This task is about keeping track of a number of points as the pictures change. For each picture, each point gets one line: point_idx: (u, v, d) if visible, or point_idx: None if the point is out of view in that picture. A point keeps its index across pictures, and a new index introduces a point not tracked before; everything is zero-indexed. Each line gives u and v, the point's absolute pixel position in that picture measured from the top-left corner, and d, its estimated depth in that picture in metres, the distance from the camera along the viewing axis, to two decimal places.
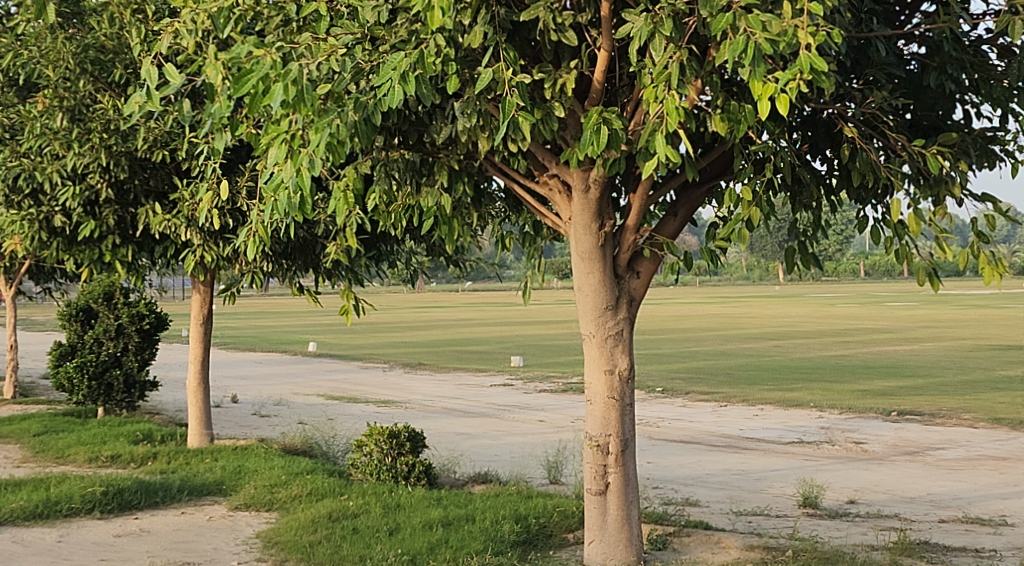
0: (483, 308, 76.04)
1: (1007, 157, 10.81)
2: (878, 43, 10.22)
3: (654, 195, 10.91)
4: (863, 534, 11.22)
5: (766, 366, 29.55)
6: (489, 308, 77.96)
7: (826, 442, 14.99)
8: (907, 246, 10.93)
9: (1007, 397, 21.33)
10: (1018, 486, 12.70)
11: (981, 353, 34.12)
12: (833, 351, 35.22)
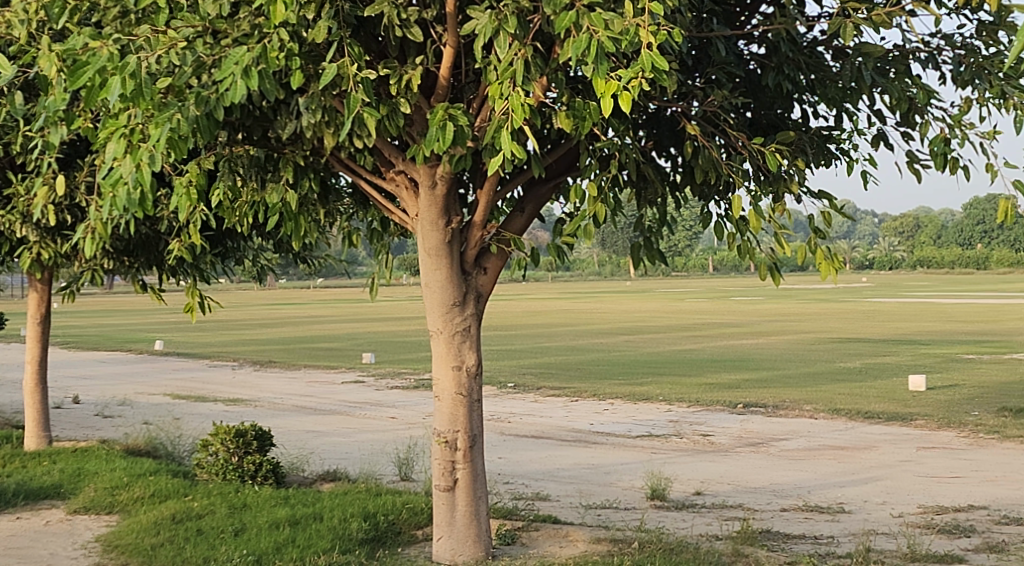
0: (342, 306, 75.25)
1: (842, 156, 11.16)
2: (719, 42, 10.41)
3: (501, 191, 10.98)
4: (707, 524, 11.45)
5: (617, 361, 29.97)
6: (349, 305, 77.21)
7: (674, 435, 15.25)
8: (749, 242, 11.10)
9: (846, 388, 22.05)
10: (856, 474, 13.10)
11: (822, 346, 35.28)
12: (685, 345, 35.88)
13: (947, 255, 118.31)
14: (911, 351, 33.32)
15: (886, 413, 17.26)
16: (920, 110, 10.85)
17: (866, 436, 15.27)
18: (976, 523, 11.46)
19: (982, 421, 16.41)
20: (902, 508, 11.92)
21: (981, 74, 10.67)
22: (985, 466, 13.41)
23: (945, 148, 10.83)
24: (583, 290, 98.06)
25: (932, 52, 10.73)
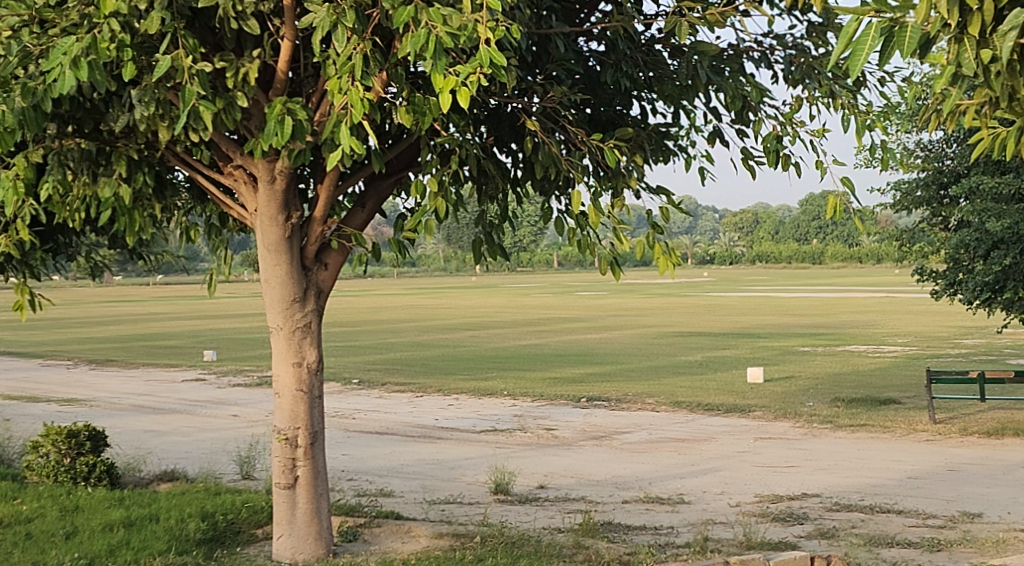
0: (190, 303, 73.55)
1: (679, 152, 11.36)
2: (557, 39, 10.51)
3: (341, 186, 10.91)
4: (550, 517, 11.55)
5: (465, 356, 30.08)
6: (198, 302, 75.62)
7: (519, 429, 15.35)
8: (589, 237, 11.20)
9: (687, 381, 22.48)
10: (695, 465, 13.36)
11: (666, 340, 35.98)
12: (533, 340, 36.17)
13: (797, 251, 121.37)
14: (750, 344, 34.19)
15: (725, 405, 17.65)
16: (754, 108, 11.11)
17: (705, 427, 15.60)
18: (809, 511, 11.81)
19: (816, 411, 16.91)
20: (739, 497, 12.19)
21: (810, 74, 11.00)
22: (818, 455, 13.82)
23: (777, 145, 11.12)
24: (441, 288, 97.85)
25: (765, 52, 11.04)
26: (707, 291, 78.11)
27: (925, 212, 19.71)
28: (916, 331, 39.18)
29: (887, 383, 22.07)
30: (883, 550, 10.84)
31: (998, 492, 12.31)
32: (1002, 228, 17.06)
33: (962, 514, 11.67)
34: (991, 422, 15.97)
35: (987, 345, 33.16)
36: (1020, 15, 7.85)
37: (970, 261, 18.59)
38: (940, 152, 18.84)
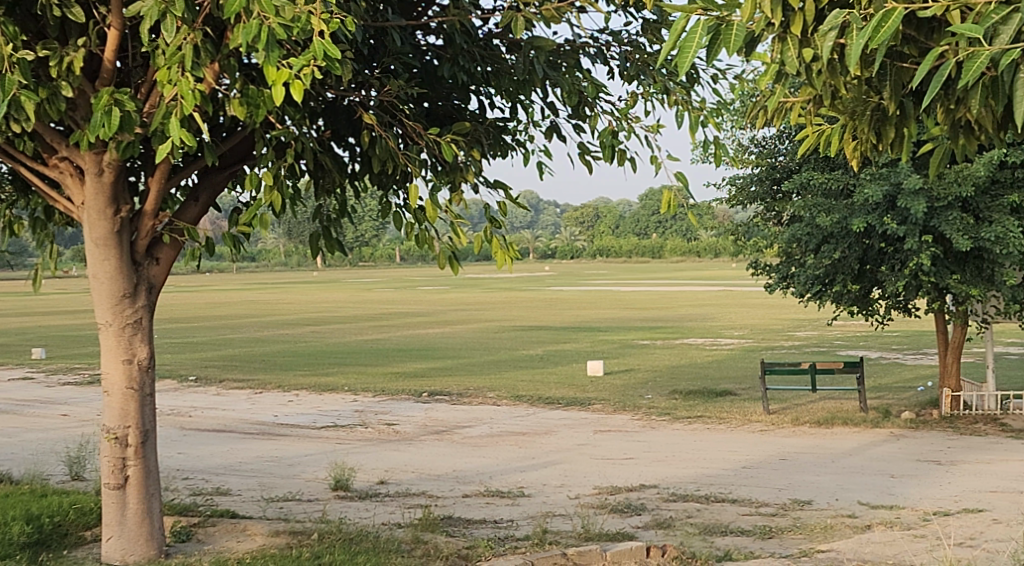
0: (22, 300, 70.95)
1: (517, 147, 11.44)
2: (394, 33, 10.45)
3: (173, 179, 10.68)
4: (390, 512, 11.50)
5: (307, 351, 29.78)
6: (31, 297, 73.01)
7: (359, 425, 15.26)
8: (427, 231, 11.13)
9: (527, 375, 22.65)
10: (535, 458, 13.45)
11: (507, 334, 36.21)
12: (377, 335, 36.04)
13: (649, 245, 123.50)
14: (590, 337, 34.63)
15: (565, 398, 17.83)
16: (590, 103, 11.24)
17: (544, 421, 15.72)
18: (646, 501, 11.99)
19: (654, 403, 17.19)
20: (578, 489, 12.31)
21: (646, 70, 11.16)
22: (655, 446, 14.04)
23: (613, 140, 11.27)
24: (296, 282, 96.73)
25: (600, 48, 11.16)
26: (551, 285, 78.70)
27: (760, 208, 20.36)
28: (751, 324, 40.18)
29: (723, 375, 22.59)
30: (717, 539, 11.09)
31: (826, 479, 12.67)
32: (832, 223, 17.63)
33: (793, 502, 11.99)
34: (821, 412, 16.46)
35: (817, 337, 34.23)
36: (840, 15, 8.05)
37: (801, 256, 19.14)
38: (773, 148, 19.68)
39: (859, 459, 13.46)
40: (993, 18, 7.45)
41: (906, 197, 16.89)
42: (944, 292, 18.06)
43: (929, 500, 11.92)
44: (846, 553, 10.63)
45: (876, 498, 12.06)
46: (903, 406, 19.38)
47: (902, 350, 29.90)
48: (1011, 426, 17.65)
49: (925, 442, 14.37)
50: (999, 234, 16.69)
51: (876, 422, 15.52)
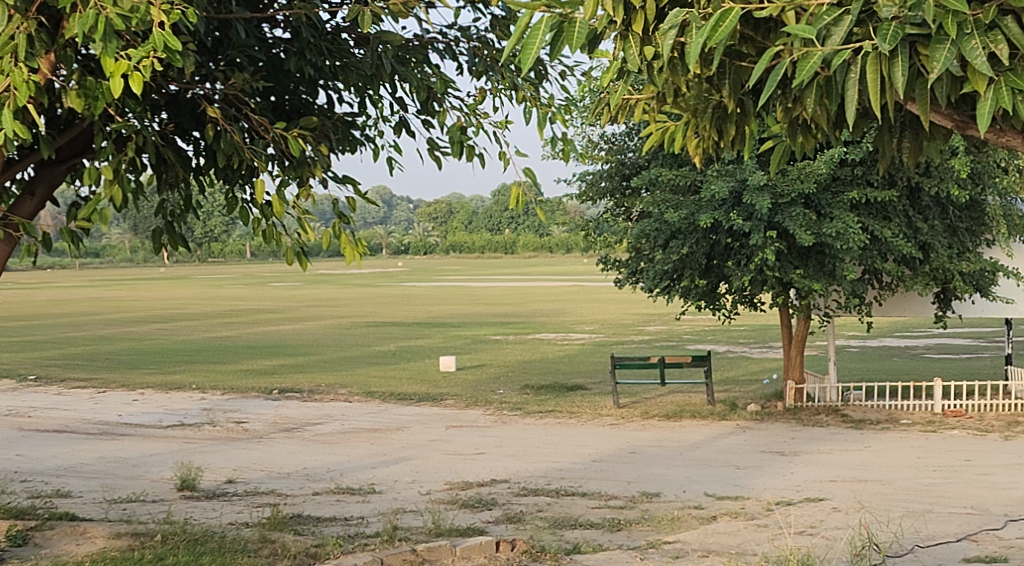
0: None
1: (366, 142, 11.37)
2: (238, 25, 10.25)
3: (8, 172, 10.33)
4: (237, 512, 11.34)
5: (154, 350, 29.13)
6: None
7: (207, 423, 15.03)
8: (275, 227, 10.93)
9: (379, 371, 22.57)
10: (387, 455, 13.41)
11: (358, 330, 35.97)
12: (227, 332, 35.49)
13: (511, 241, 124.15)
14: (443, 333, 34.68)
15: (417, 394, 17.81)
16: (438, 99, 11.22)
17: (397, 417, 15.68)
18: (497, 496, 12.03)
19: (506, 398, 17.29)
20: (430, 485, 12.30)
21: (494, 67, 11.20)
22: (507, 441, 14.12)
23: (461, 136, 11.28)
24: (151, 278, 94.36)
25: (448, 43, 11.15)
26: (400, 281, 78.52)
27: (609, 204, 20.62)
28: (603, 318, 40.70)
29: (574, 370, 22.82)
30: (567, 532, 11.18)
31: (674, 472, 12.88)
32: (680, 219, 17.88)
33: (642, 494, 12.15)
34: (670, 405, 16.72)
35: (667, 331, 34.89)
36: (680, 14, 8.11)
37: (650, 251, 19.41)
38: (622, 144, 20.02)
39: (705, 451, 13.71)
40: (826, 18, 7.48)
41: (751, 193, 17.33)
42: (789, 287, 18.54)
43: (773, 490, 12.20)
44: (692, 543, 10.81)
45: (722, 489, 12.29)
46: (750, 398, 19.77)
47: (747, 344, 30.61)
48: (851, 416, 18.12)
49: (769, 434, 14.71)
50: (840, 231, 17.15)
51: (723, 415, 15.83)
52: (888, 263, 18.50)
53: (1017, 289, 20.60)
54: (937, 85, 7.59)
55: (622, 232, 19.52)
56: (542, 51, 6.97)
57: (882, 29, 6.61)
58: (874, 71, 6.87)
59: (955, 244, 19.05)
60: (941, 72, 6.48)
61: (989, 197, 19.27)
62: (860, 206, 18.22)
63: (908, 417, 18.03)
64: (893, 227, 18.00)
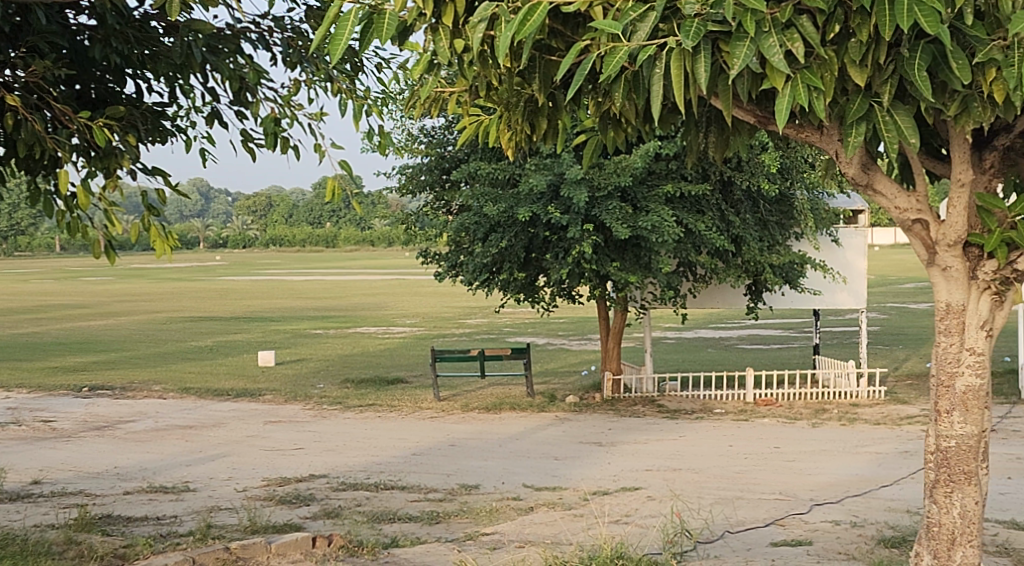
0: None
1: (177, 133, 11.06)
2: (38, 10, 9.81)
3: None
4: (43, 513, 10.98)
5: None
6: None
7: (12, 423, 14.56)
8: (80, 220, 10.38)
9: (195, 367, 22.19)
10: (202, 452, 13.21)
11: (173, 325, 35.18)
12: (35, 328, 34.36)
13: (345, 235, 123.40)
14: (262, 327, 34.27)
15: (234, 390, 17.57)
16: (252, 89, 11.00)
17: (212, 413, 15.45)
18: (315, 492, 11.93)
19: (325, 393, 17.19)
20: (246, 482, 12.15)
21: (309, 58, 10.91)
22: (325, 436, 14.04)
23: (275, 128, 11.06)
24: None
25: (261, 33, 10.93)
26: (221, 274, 76.99)
27: (429, 197, 20.70)
28: (423, 312, 40.79)
29: (395, 363, 22.82)
30: (385, 526, 11.13)
31: (493, 463, 12.99)
32: (499, 212, 18.02)
33: (461, 487, 12.20)
34: (490, 397, 16.85)
35: (487, 323, 35.19)
36: (489, 7, 8.02)
37: (469, 244, 19.44)
38: (442, 138, 20.10)
39: (524, 442, 13.86)
40: (632, 14, 7.48)
41: (569, 186, 17.55)
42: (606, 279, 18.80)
43: (590, 480, 12.38)
44: (509, 534, 10.87)
45: (540, 480, 12.42)
46: (569, 390, 20.01)
47: (565, 336, 31.07)
48: (668, 406, 18.62)
49: (587, 424, 14.94)
50: (655, 224, 17.50)
51: (542, 407, 16.03)
52: (702, 255, 18.85)
53: (824, 280, 21.42)
54: (739, 82, 7.54)
55: (441, 225, 19.62)
56: (353, 42, 6.93)
57: (686, 26, 6.62)
58: (678, 67, 6.85)
59: (765, 237, 19.64)
60: (742, 69, 6.57)
61: (797, 191, 19.81)
62: (674, 199, 18.59)
63: (721, 406, 18.60)
64: (706, 220, 18.42)
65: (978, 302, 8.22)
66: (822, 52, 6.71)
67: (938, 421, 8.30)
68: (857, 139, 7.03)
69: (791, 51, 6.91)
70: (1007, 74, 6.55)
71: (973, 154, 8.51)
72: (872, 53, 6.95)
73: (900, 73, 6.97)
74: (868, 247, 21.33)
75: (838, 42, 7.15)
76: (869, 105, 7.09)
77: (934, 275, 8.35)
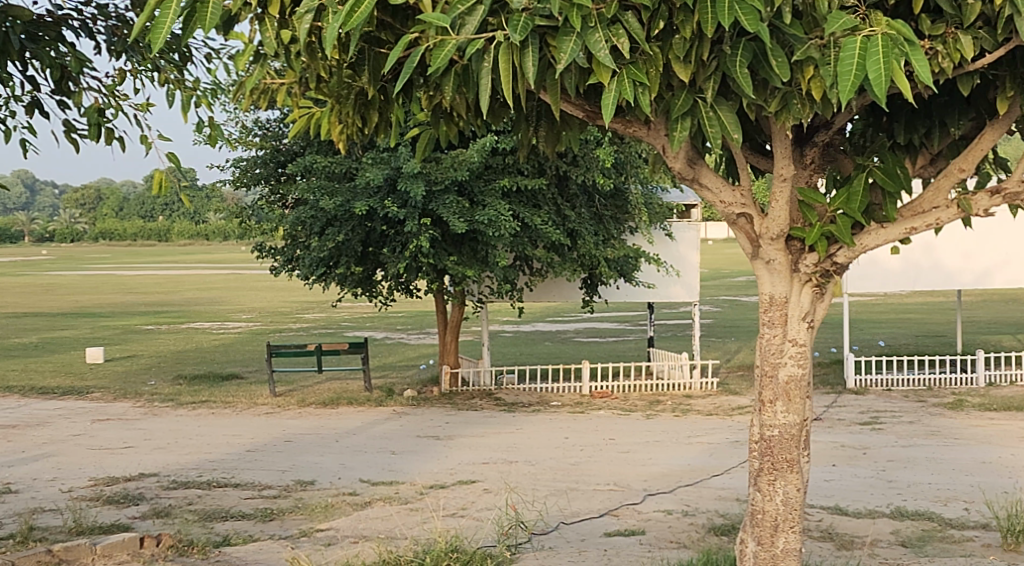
0: None
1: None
2: None
3: None
4: None
5: None
6: None
7: None
8: None
9: (19, 364, 21.50)
10: (24, 452, 12.85)
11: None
12: None
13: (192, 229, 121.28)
14: (92, 324, 33.37)
15: (61, 387, 17.10)
16: (73, 80, 10.66)
17: (36, 412, 15.04)
18: (144, 491, 11.69)
19: (157, 389, 16.87)
20: (71, 482, 11.84)
21: (132, 47, 10.40)
22: (156, 434, 13.80)
23: (98, 119, 10.71)
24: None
25: (84, 21, 10.49)
26: (56, 270, 74.78)
27: (264, 191, 20.46)
28: (261, 307, 40.29)
29: (229, 359, 22.52)
30: (216, 525, 10.92)
31: (328, 459, 12.93)
32: (335, 206, 17.86)
33: (295, 483, 12.10)
34: (327, 393, 16.75)
35: (324, 318, 34.93)
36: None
37: (305, 238, 19.36)
38: (277, 130, 19.85)
39: (360, 438, 13.84)
40: (456, 6, 6.67)
41: (405, 180, 17.54)
42: (442, 274, 18.92)
43: (426, 474, 12.40)
44: (344, 530, 10.77)
45: (376, 475, 12.39)
46: (405, 384, 20.03)
47: (404, 330, 31.04)
48: (505, 400, 18.86)
49: (423, 419, 14.96)
50: (491, 217, 17.69)
51: (379, 401, 16.02)
52: (538, 249, 19.03)
53: (658, 274, 21.78)
54: (566, 76, 7.19)
55: (278, 219, 19.50)
56: (175, 32, 6.50)
57: (512, 19, 6.38)
58: (506, 61, 6.58)
59: (601, 231, 19.92)
60: (568, 64, 6.41)
61: (631, 185, 20.20)
62: (511, 193, 18.82)
63: (558, 398, 19.02)
64: (541, 214, 18.64)
65: (800, 294, 8.18)
66: (648, 48, 6.52)
67: (762, 411, 8.19)
68: (682, 136, 6.94)
69: (616, 46, 6.66)
70: (825, 75, 6.45)
71: (793, 149, 8.56)
72: (696, 50, 6.70)
73: (723, 70, 6.77)
74: (700, 241, 22.10)
75: (662, 38, 6.84)
76: (693, 101, 6.95)
77: (757, 268, 8.27)
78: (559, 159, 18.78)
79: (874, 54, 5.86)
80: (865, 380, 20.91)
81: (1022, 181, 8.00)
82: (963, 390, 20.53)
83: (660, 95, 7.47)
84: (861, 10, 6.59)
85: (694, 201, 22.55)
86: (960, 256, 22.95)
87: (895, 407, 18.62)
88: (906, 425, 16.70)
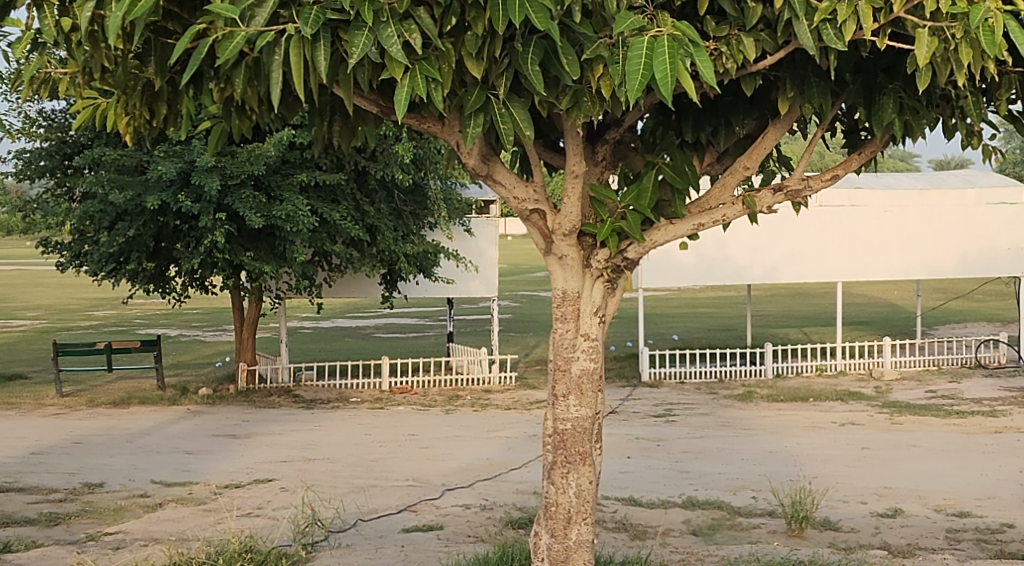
0: None
1: None
2: None
3: None
4: None
5: None
6: None
7: None
8: None
9: None
10: None
11: None
12: None
13: None
14: None
15: None
16: None
17: None
18: None
19: None
20: None
21: None
22: None
23: None
24: None
25: None
26: None
27: (50, 184, 19.84)
28: (50, 303, 38.84)
29: (11, 358, 21.63)
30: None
31: (119, 461, 12.57)
32: (125, 200, 17.40)
33: (84, 486, 11.71)
34: (117, 391, 16.28)
35: (116, 315, 33.87)
36: None
37: (93, 233, 18.90)
38: (63, 122, 19.20)
39: (153, 438, 13.51)
40: None
41: (199, 173, 17.20)
42: (239, 269, 18.67)
43: (222, 474, 12.17)
44: (134, 533, 10.44)
45: (170, 475, 12.11)
46: (201, 382, 19.63)
47: (200, 327, 30.33)
48: (302, 396, 18.72)
49: (219, 417, 14.69)
50: (288, 213, 17.49)
51: (173, 400, 15.67)
52: (337, 244, 18.83)
53: (457, 270, 22.08)
54: (360, 72, 6.82)
55: (63, 214, 18.97)
56: None
57: (303, 13, 6.22)
58: (296, 56, 6.32)
59: (400, 227, 19.93)
60: (360, 58, 6.26)
61: (430, 181, 20.28)
62: (309, 188, 18.65)
63: (357, 395, 18.93)
64: (340, 210, 18.51)
65: (591, 289, 8.26)
66: (439, 44, 6.44)
67: (555, 405, 8.25)
68: (473, 132, 6.82)
69: (407, 42, 6.54)
70: (614, 74, 6.47)
71: (585, 147, 8.65)
72: (487, 47, 6.66)
73: (514, 67, 6.74)
74: (499, 236, 22.23)
75: (454, 34, 6.73)
76: (486, 97, 6.87)
77: (551, 263, 8.30)
78: (358, 154, 18.62)
79: (660, 54, 5.96)
80: (661, 372, 21.47)
81: (802, 179, 8.28)
82: (753, 381, 21.27)
83: (455, 92, 7.37)
84: (648, 10, 6.64)
85: (492, 196, 22.71)
86: (749, 251, 23.81)
87: (688, 399, 19.15)
88: (698, 417, 17.19)
